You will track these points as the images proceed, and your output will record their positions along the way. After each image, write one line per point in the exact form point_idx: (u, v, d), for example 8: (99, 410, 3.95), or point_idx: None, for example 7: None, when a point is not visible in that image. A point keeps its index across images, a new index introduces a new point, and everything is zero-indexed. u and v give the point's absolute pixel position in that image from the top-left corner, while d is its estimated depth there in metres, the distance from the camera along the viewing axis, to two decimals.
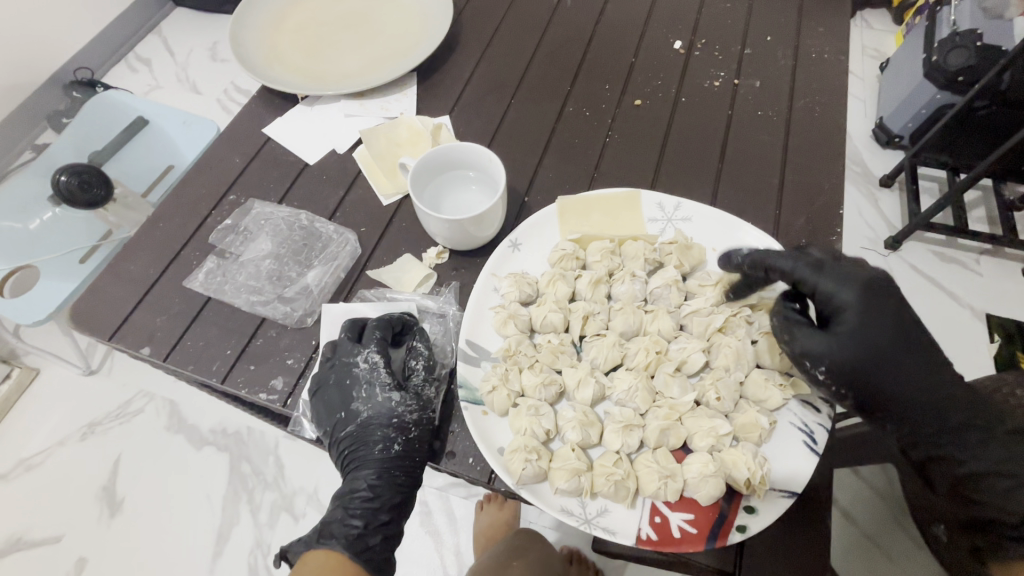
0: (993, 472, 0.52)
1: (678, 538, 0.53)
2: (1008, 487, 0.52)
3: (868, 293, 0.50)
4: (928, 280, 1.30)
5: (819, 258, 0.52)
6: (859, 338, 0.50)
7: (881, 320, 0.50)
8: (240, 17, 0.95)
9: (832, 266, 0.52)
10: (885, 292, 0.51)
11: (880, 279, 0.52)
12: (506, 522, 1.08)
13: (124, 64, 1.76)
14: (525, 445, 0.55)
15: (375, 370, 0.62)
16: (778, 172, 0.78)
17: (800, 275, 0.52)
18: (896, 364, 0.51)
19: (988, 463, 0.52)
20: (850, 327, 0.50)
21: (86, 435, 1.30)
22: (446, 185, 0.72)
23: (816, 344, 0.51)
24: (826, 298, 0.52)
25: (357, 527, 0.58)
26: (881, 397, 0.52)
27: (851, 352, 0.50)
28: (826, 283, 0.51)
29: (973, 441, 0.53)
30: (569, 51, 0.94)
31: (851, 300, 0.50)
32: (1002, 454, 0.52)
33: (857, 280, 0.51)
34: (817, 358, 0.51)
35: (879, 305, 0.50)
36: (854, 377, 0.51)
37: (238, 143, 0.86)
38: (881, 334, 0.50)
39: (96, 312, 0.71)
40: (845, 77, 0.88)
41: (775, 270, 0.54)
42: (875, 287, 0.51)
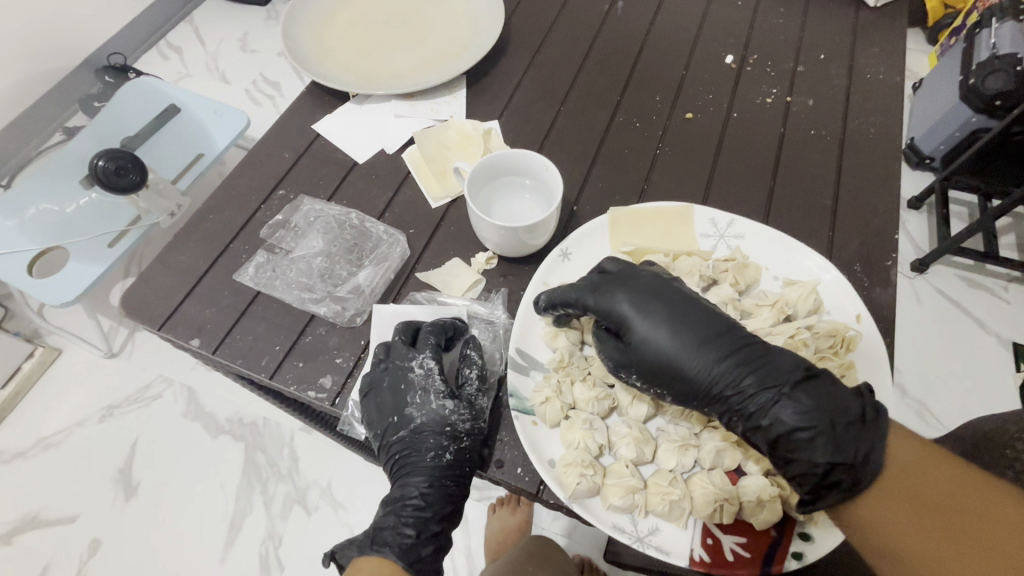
0: (795, 428, 0.48)
1: (731, 561, 0.52)
2: (807, 439, 0.48)
3: (633, 296, 0.56)
4: (957, 306, 1.28)
5: (596, 280, 0.59)
6: (640, 341, 0.54)
7: (652, 317, 0.54)
8: (291, 12, 0.96)
9: (604, 283, 0.58)
10: (649, 292, 0.56)
11: (644, 277, 0.57)
12: (518, 527, 1.08)
13: (156, 52, 1.78)
14: (580, 460, 0.55)
15: (429, 377, 0.61)
16: (832, 193, 0.78)
17: (579, 301, 0.58)
18: (688, 353, 0.53)
19: (785, 422, 0.49)
20: (631, 335, 0.55)
21: (104, 417, 1.31)
22: (499, 191, 0.72)
23: (616, 356, 0.56)
24: (606, 313, 0.57)
25: (409, 536, 0.58)
26: (695, 390, 0.53)
27: (643, 351, 0.54)
28: (601, 301, 0.57)
29: (768, 403, 0.50)
30: (619, 60, 0.94)
31: (624, 312, 0.55)
32: (792, 409, 0.49)
33: (621, 288, 0.57)
34: (625, 367, 0.55)
35: (646, 304, 0.55)
36: (663, 376, 0.54)
37: (285, 138, 0.86)
38: (655, 333, 0.54)
39: (146, 302, 0.71)
40: (899, 99, 0.87)
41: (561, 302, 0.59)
42: (637, 288, 0.56)
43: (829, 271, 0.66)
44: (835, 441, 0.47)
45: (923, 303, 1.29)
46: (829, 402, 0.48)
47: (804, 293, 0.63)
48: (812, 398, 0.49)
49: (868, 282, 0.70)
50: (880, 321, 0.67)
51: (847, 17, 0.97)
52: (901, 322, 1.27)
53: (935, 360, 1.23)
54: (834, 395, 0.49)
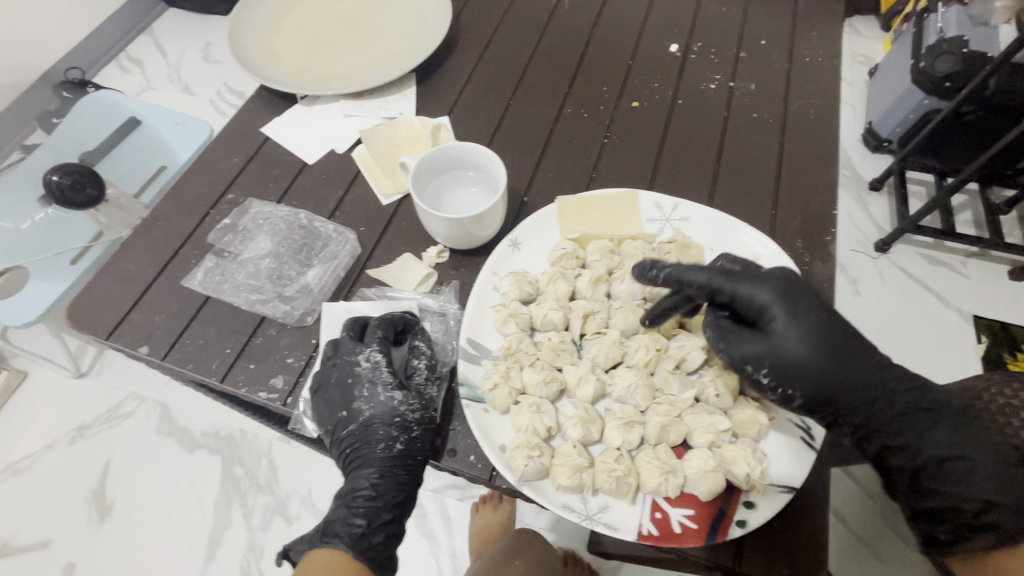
0: (948, 456, 0.51)
1: (678, 534, 0.53)
2: (962, 471, 0.51)
3: (782, 292, 0.53)
4: (918, 282, 1.32)
5: (734, 268, 0.55)
6: (786, 337, 0.51)
7: (799, 317, 0.52)
8: (238, 17, 0.95)
9: (744, 272, 0.54)
10: (795, 291, 0.53)
11: (790, 277, 0.54)
12: (501, 524, 1.08)
13: (116, 65, 1.75)
14: (527, 442, 0.55)
15: (377, 369, 0.61)
16: (774, 174, 0.80)
17: (716, 285, 0.53)
18: (832, 360, 0.52)
19: (940, 448, 0.51)
20: (777, 328, 0.52)
21: (75, 438, 1.28)
22: (447, 185, 0.72)
23: (751, 349, 0.52)
24: (747, 302, 0.53)
25: (359, 526, 0.58)
26: (828, 397, 0.52)
27: (784, 350, 0.51)
28: (746, 288, 0.53)
29: (920, 425, 0.53)
30: (567, 53, 0.95)
31: (770, 301, 0.52)
32: (950, 435, 0.52)
33: (768, 281, 0.53)
34: (757, 360, 0.52)
35: (795, 304, 0.52)
36: (794, 378, 0.52)
37: (236, 143, 0.85)
38: (805, 333, 0.51)
39: (95, 311, 0.70)
40: (837, 80, 0.89)
41: (688, 283, 0.54)
42: (786, 283, 0.53)
43: (767, 247, 0.68)
44: (999, 480, 0.49)
45: (887, 281, 1.32)
46: (989, 444, 0.51)
47: None
48: (973, 436, 0.52)
49: (809, 257, 0.72)
50: (820, 294, 0.69)
51: (786, 3, 1.00)
52: (866, 300, 1.30)
53: (899, 337, 1.26)
54: (990, 438, 0.52)
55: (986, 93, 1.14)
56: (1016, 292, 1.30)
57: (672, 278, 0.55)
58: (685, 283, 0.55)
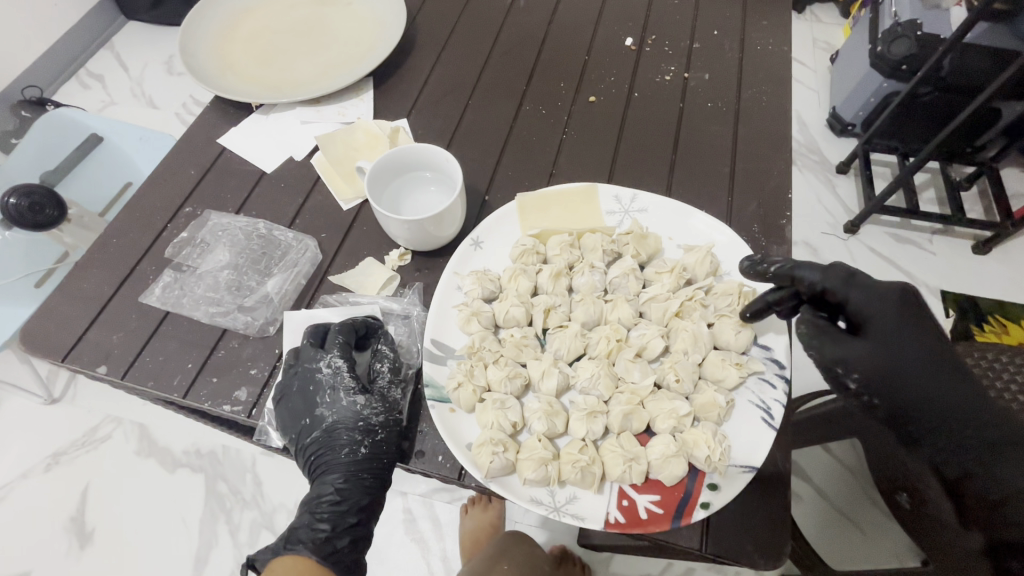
0: None
1: (645, 519, 0.54)
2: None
3: (900, 302, 0.51)
4: (885, 261, 1.35)
5: (851, 272, 0.52)
6: (888, 346, 0.51)
7: (908, 329, 0.51)
8: (189, 28, 0.94)
9: (861, 278, 0.52)
10: (912, 302, 0.52)
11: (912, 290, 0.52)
12: (492, 524, 1.08)
13: (76, 82, 1.71)
14: (492, 439, 0.56)
15: (339, 375, 0.61)
16: (729, 161, 0.81)
17: (830, 287, 0.51)
18: (926, 373, 0.51)
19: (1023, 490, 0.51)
20: (882, 336, 0.51)
21: (51, 466, 1.25)
22: (405, 187, 0.72)
23: (851, 350, 0.50)
24: (855, 309, 0.52)
25: (325, 530, 0.58)
26: (908, 406, 0.52)
27: (882, 360, 0.50)
28: (858, 296, 0.51)
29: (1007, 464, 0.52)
30: (524, 50, 0.95)
31: (880, 310, 0.51)
32: None
33: (888, 290, 0.51)
34: (848, 364, 0.51)
35: (910, 318, 0.51)
36: (881, 388, 0.51)
37: (192, 155, 0.84)
38: (917, 345, 0.51)
39: (52, 334, 0.69)
40: (788, 67, 0.91)
41: (801, 283, 0.52)
42: (906, 297, 0.52)
43: (722, 234, 0.69)
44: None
45: (856, 261, 1.36)
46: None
47: (700, 257, 0.66)
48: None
49: (765, 241, 0.74)
50: None
51: None
52: None
53: None
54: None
55: (940, 74, 1.17)
56: (978, 265, 1.34)
57: (784, 276, 0.53)
58: (798, 284, 0.52)
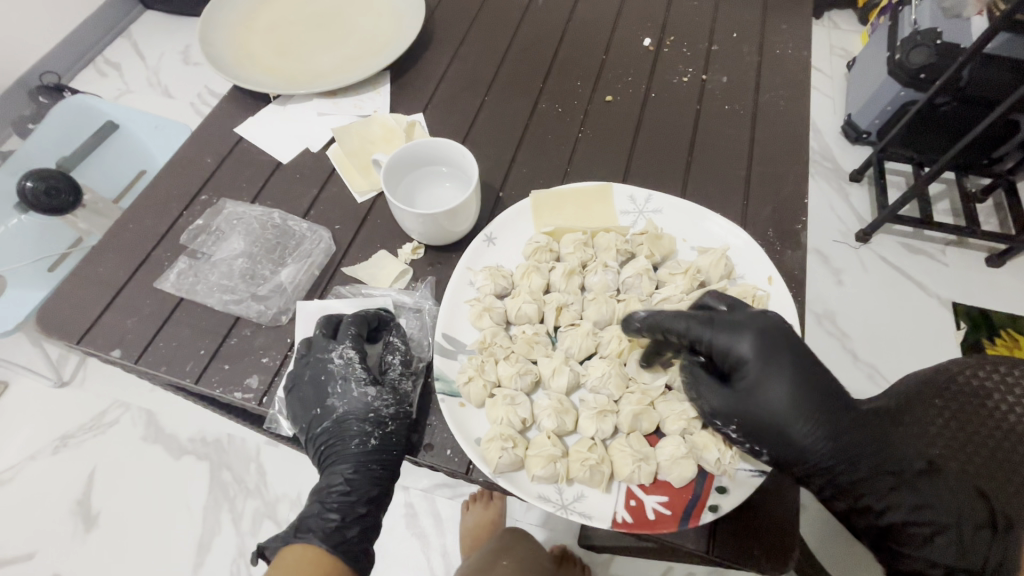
0: (909, 520, 0.52)
1: (653, 520, 0.54)
2: (926, 535, 0.52)
3: (762, 341, 0.51)
4: (896, 271, 1.34)
5: (716, 315, 0.54)
6: (759, 390, 0.51)
7: (775, 368, 0.51)
8: (210, 17, 0.95)
9: (724, 320, 0.53)
10: (778, 339, 0.51)
11: (775, 324, 0.52)
12: (493, 521, 1.08)
13: (93, 69, 1.73)
14: (502, 434, 0.56)
15: (350, 366, 0.61)
16: (745, 165, 0.80)
17: (693, 334, 0.53)
18: (807, 415, 0.50)
19: (902, 511, 0.53)
20: (751, 383, 0.51)
21: (59, 448, 1.26)
22: (420, 181, 0.72)
23: (719, 401, 0.53)
24: (724, 353, 0.53)
25: (335, 520, 0.58)
26: (796, 448, 0.51)
27: (755, 405, 0.51)
28: (722, 339, 0.52)
29: (884, 488, 0.53)
30: (542, 48, 0.95)
31: (746, 353, 0.51)
32: (912, 500, 0.52)
33: (750, 330, 0.52)
34: (725, 416, 0.52)
35: (776, 353, 0.51)
36: (761, 435, 0.51)
37: (210, 144, 0.85)
38: (784, 382, 0.50)
39: (68, 316, 0.69)
40: (807, 72, 0.90)
41: (669, 332, 0.55)
42: (769, 334, 0.51)
43: (737, 237, 0.69)
44: (960, 544, 0.51)
45: (867, 270, 1.35)
46: (952, 501, 0.52)
47: (714, 260, 0.66)
48: (931, 492, 0.52)
49: (780, 246, 0.73)
50: (790, 282, 0.70)
51: None
52: (848, 291, 1.32)
53: (881, 324, 1.29)
54: (957, 497, 0.52)
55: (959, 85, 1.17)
56: (992, 278, 1.32)
57: (655, 328, 0.55)
58: (668, 333, 0.55)
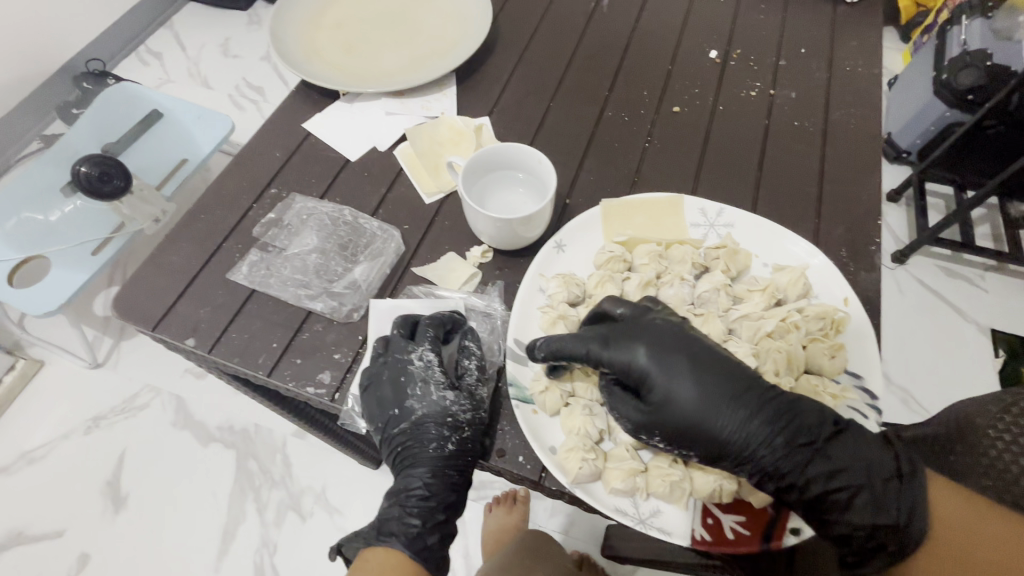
0: (830, 490, 0.49)
1: (732, 540, 0.53)
2: (847, 501, 0.49)
3: (653, 346, 0.54)
4: (936, 295, 1.32)
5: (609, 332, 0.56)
6: (664, 395, 0.52)
7: (673, 369, 0.53)
8: (279, 13, 0.96)
9: (617, 335, 0.55)
10: (667, 342, 0.54)
11: (662, 327, 0.55)
12: (515, 526, 1.07)
13: (136, 57, 1.76)
14: (582, 445, 0.55)
15: (430, 368, 0.61)
16: (816, 183, 0.80)
17: (593, 355, 0.55)
18: (710, 410, 0.51)
19: (820, 482, 0.50)
20: (657, 390, 0.53)
21: (91, 429, 1.28)
22: (494, 185, 0.72)
23: (636, 415, 0.53)
24: (625, 367, 0.54)
25: (416, 525, 0.58)
26: (713, 442, 0.51)
27: (666, 410, 0.52)
28: (618, 354, 0.54)
29: (801, 462, 0.50)
30: (607, 56, 0.95)
31: (644, 364, 0.53)
32: (827, 468, 0.50)
33: (641, 336, 0.54)
34: (645, 427, 0.53)
35: (669, 358, 0.53)
36: (682, 437, 0.52)
37: (278, 138, 0.86)
38: (683, 385, 0.52)
39: (140, 302, 0.70)
40: (878, 91, 0.89)
41: (572, 358, 0.56)
42: (659, 338, 0.54)
43: (814, 256, 0.68)
44: (876, 500, 0.48)
45: (905, 292, 1.32)
46: (859, 459, 0.50)
47: (793, 278, 0.65)
48: (841, 457, 0.50)
49: (854, 266, 0.72)
50: (866, 304, 0.69)
51: (824, 13, 0.99)
52: (886, 313, 1.30)
53: (918, 349, 1.26)
54: (865, 450, 0.50)
55: (1007, 108, 1.14)
56: None
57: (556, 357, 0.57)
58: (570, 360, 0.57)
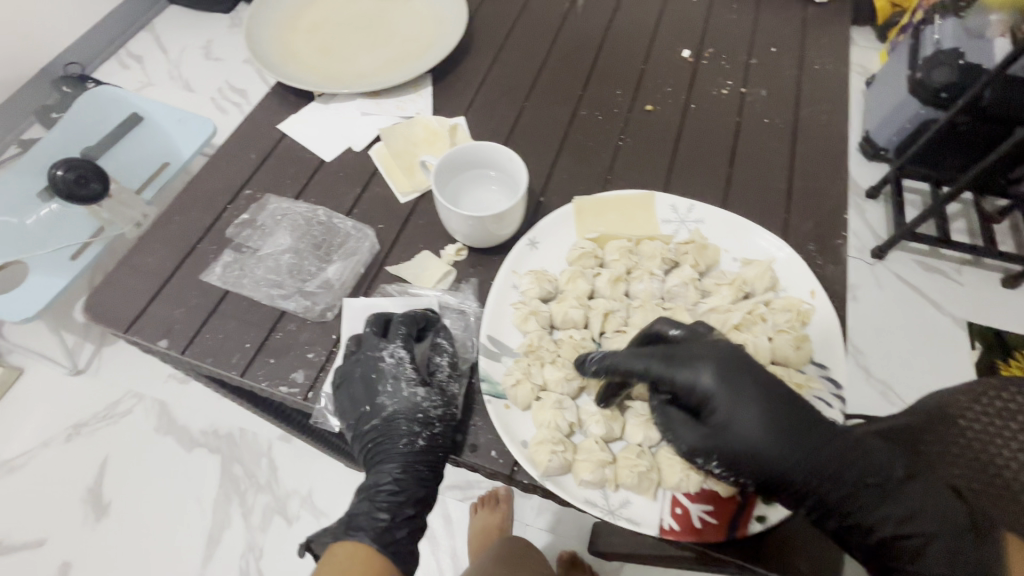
0: (898, 534, 0.47)
1: (699, 528, 0.54)
2: (917, 549, 0.46)
3: (721, 370, 0.49)
4: (913, 289, 1.34)
5: (672, 349, 0.53)
6: (731, 424, 0.48)
7: (742, 396, 0.48)
8: (254, 15, 0.96)
9: (682, 353, 0.51)
10: (735, 364, 0.50)
11: (730, 351, 0.51)
12: (498, 527, 1.07)
13: (116, 60, 1.74)
14: (551, 437, 0.56)
15: (401, 365, 0.62)
16: (786, 178, 0.81)
17: (656, 373, 0.52)
18: (779, 442, 0.47)
19: (890, 525, 0.47)
20: (722, 415, 0.49)
21: (72, 436, 1.27)
22: (466, 182, 0.73)
23: (696, 439, 0.50)
24: (689, 388, 0.50)
25: (384, 520, 0.58)
26: (778, 476, 0.48)
27: (730, 441, 0.48)
28: (682, 374, 0.50)
29: (873, 500, 0.47)
30: (580, 56, 0.96)
31: (711, 387, 0.49)
32: (902, 512, 0.47)
33: (709, 360, 0.50)
34: (704, 452, 0.49)
35: (738, 381, 0.49)
36: (743, 466, 0.49)
37: (253, 139, 0.86)
38: (753, 411, 0.48)
39: (113, 304, 0.70)
40: (845, 88, 0.91)
41: (630, 373, 0.53)
42: (729, 360, 0.50)
43: (780, 249, 0.69)
44: (953, 556, 0.45)
45: (884, 287, 1.35)
46: (934, 506, 0.47)
47: (760, 272, 0.66)
48: (914, 500, 0.47)
49: (822, 260, 0.74)
50: (832, 296, 0.71)
51: (794, 12, 1.01)
52: (864, 308, 1.32)
53: (895, 343, 1.29)
54: (937, 499, 0.47)
55: (980, 105, 1.15)
56: (1010, 299, 1.32)
57: (611, 370, 0.55)
58: (627, 375, 0.54)
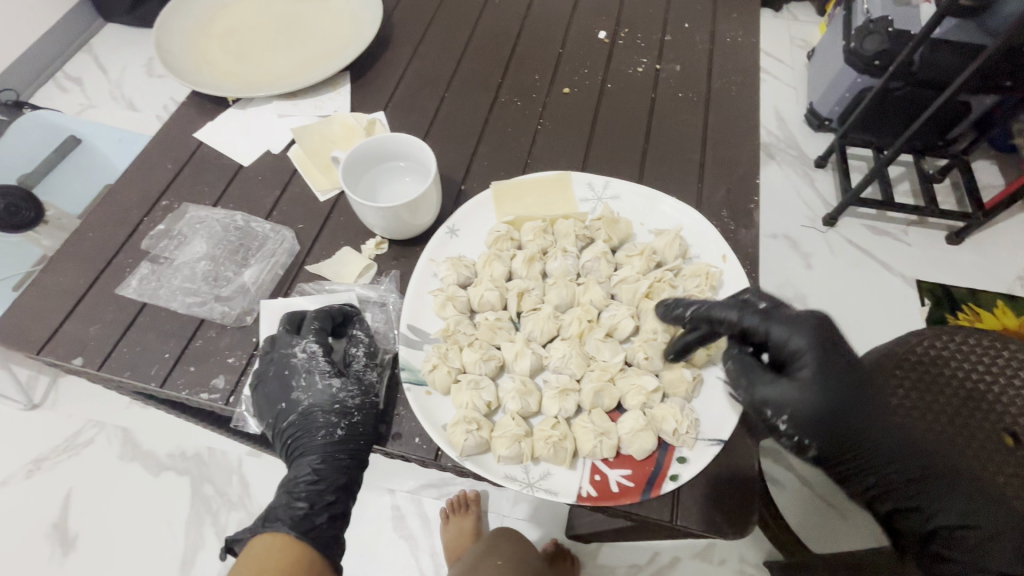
0: (957, 525, 0.53)
1: (616, 492, 0.55)
2: (974, 540, 0.52)
3: (820, 336, 0.49)
4: (863, 252, 1.38)
5: (770, 308, 0.51)
6: (813, 386, 0.49)
7: (832, 369, 0.49)
8: (165, 24, 0.94)
9: (780, 313, 0.51)
10: (833, 337, 0.50)
11: (830, 324, 0.51)
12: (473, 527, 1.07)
13: (52, 84, 1.69)
14: (466, 418, 0.57)
15: (314, 359, 0.62)
16: (698, 150, 0.83)
17: (749, 325, 0.50)
18: (850, 415, 0.49)
19: (950, 516, 0.53)
20: (808, 376, 0.49)
21: (32, 472, 1.24)
22: (379, 177, 0.73)
23: (774, 391, 0.49)
24: (780, 346, 0.50)
25: (302, 508, 0.59)
26: (846, 448, 0.51)
27: (809, 403, 0.48)
28: (779, 334, 0.50)
29: (934, 490, 0.54)
30: (499, 45, 0.97)
31: (804, 347, 0.49)
32: (963, 503, 0.53)
33: (809, 327, 0.50)
34: (777, 405, 0.49)
35: (831, 352, 0.49)
36: (810, 428, 0.49)
37: (171, 150, 0.84)
38: (842, 381, 0.49)
39: (28, 326, 0.69)
40: (755, 58, 0.93)
41: (718, 322, 0.52)
42: (826, 329, 0.50)
43: (687, 216, 0.72)
44: (1010, 548, 0.52)
45: (835, 253, 1.38)
46: (994, 510, 0.54)
47: (668, 241, 0.68)
48: (977, 501, 0.54)
49: (734, 225, 0.75)
50: (745, 260, 0.73)
51: None
52: (815, 275, 1.36)
53: (847, 305, 1.32)
54: (995, 505, 0.54)
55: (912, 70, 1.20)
56: (952, 254, 1.36)
57: (702, 318, 0.54)
58: (715, 324, 0.52)
